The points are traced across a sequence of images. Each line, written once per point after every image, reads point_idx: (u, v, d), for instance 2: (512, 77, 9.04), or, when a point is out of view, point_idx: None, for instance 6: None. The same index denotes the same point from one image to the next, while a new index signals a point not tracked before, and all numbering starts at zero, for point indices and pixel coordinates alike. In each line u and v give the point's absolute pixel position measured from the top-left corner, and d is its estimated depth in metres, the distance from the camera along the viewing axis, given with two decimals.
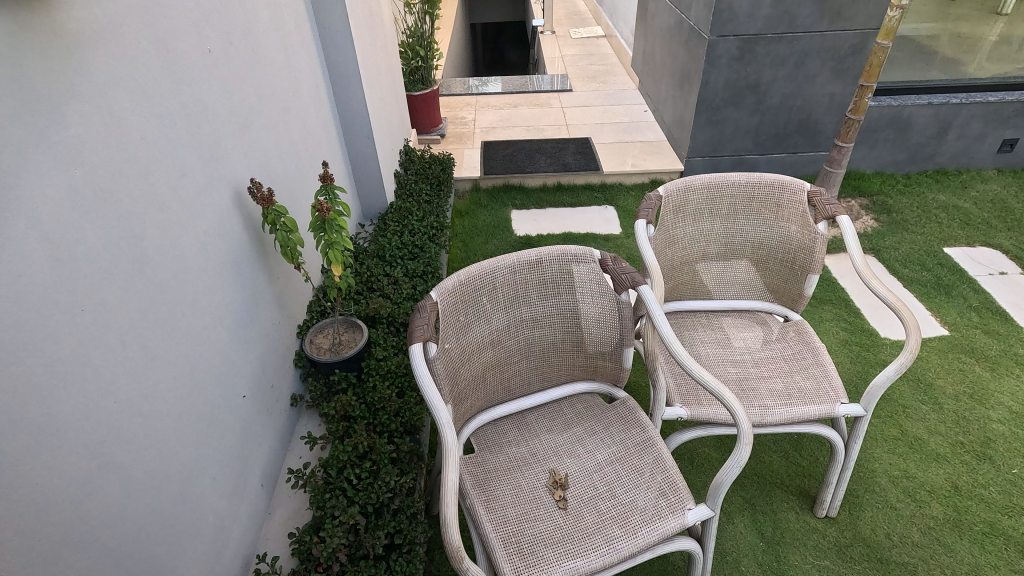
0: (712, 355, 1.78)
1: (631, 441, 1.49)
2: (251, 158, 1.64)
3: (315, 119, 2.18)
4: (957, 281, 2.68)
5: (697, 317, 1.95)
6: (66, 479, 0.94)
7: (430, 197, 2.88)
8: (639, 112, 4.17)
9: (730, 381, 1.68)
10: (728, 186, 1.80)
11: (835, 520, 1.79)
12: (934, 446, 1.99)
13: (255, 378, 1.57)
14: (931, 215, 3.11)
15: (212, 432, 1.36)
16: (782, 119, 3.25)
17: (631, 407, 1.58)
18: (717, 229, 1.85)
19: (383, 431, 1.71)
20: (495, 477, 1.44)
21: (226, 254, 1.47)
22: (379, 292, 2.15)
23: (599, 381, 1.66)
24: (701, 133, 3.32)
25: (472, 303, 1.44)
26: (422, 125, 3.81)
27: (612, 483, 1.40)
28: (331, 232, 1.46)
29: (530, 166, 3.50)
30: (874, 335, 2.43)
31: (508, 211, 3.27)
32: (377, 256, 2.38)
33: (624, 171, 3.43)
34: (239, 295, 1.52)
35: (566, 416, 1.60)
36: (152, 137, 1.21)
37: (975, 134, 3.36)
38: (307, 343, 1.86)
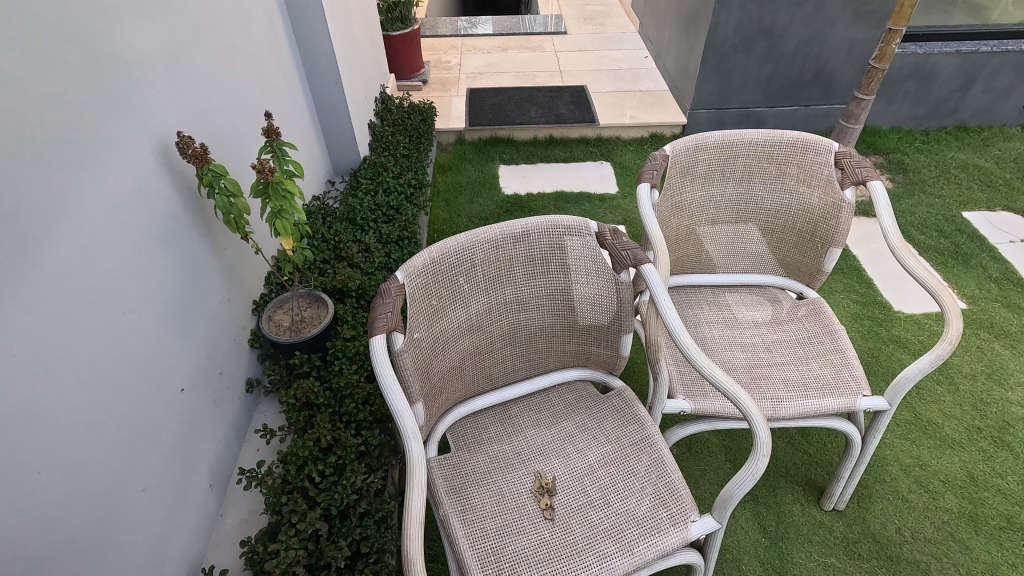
0: (718, 337, 1.60)
1: (628, 439, 1.32)
2: (185, 105, 1.36)
3: (270, 59, 1.88)
4: (976, 248, 2.49)
5: (702, 293, 1.75)
6: None
7: (409, 151, 2.60)
8: (639, 58, 3.84)
9: (738, 367, 1.50)
10: (744, 144, 1.56)
11: (842, 514, 1.66)
12: (949, 432, 1.85)
13: (200, 367, 1.36)
14: (950, 176, 2.89)
15: (144, 437, 1.16)
16: (797, 67, 2.97)
17: (628, 399, 1.40)
18: (729, 194, 1.63)
19: (350, 422, 1.53)
20: (473, 481, 1.26)
21: (154, 223, 1.22)
22: (349, 261, 1.92)
23: (592, 368, 1.48)
24: (708, 83, 3.03)
25: (446, 284, 1.23)
26: (402, 70, 3.46)
27: (606, 490, 1.24)
28: (277, 198, 1.21)
29: (519, 117, 3.21)
30: (887, 309, 2.25)
31: (495, 167, 3.00)
32: (348, 218, 2.14)
33: (622, 124, 3.15)
34: (176, 272, 1.29)
35: (555, 408, 1.42)
36: (36, 76, 0.94)
37: (1001, 87, 3.10)
38: (265, 321, 1.65)
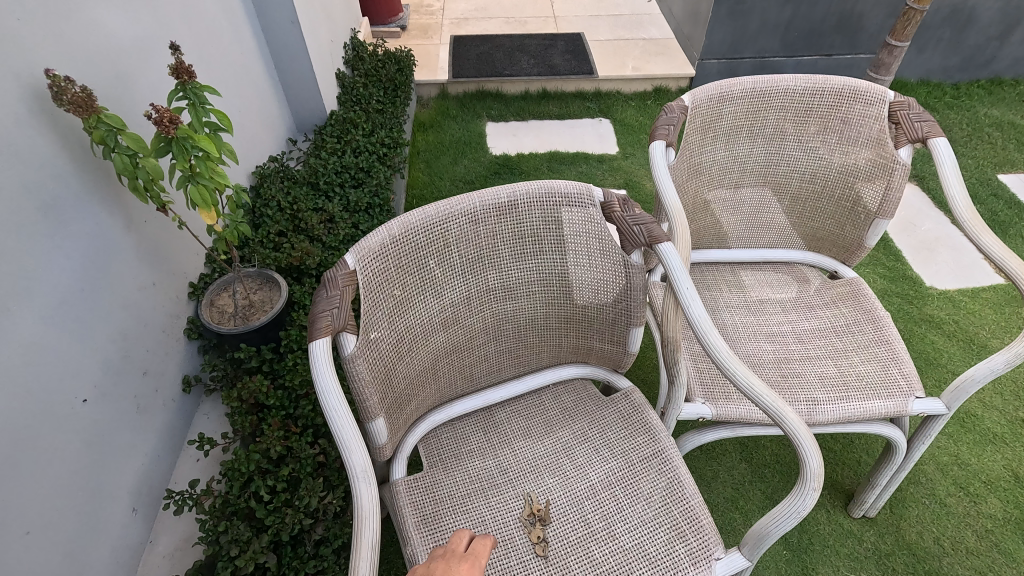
0: (741, 325, 1.36)
1: (636, 454, 1.10)
2: (74, 36, 1.06)
3: None
4: (1014, 216, 2.25)
5: (720, 271, 1.50)
6: None
7: (383, 105, 2.29)
8: (642, 3, 3.48)
9: (765, 361, 1.27)
10: (778, 94, 1.29)
11: (873, 522, 1.46)
12: (991, 425, 1.65)
13: (110, 370, 1.10)
14: (984, 134, 2.63)
15: (26, 465, 0.91)
16: (820, 10, 2.65)
17: (636, 404, 1.17)
18: (756, 155, 1.36)
19: (306, 427, 1.30)
20: (449, 507, 1.04)
21: (28, 190, 0.94)
22: (309, 233, 1.65)
23: (593, 364, 1.24)
24: (720, 29, 2.70)
25: (411, 269, 0.97)
26: (378, 14, 3.10)
27: (610, 519, 1.02)
28: (184, 157, 0.95)
29: (509, 68, 2.88)
30: (919, 284, 2.02)
31: (482, 124, 2.69)
32: (310, 183, 1.86)
33: (623, 75, 2.84)
34: (68, 252, 1.01)
35: (549, 413, 1.19)
36: None
37: None
38: (205, 308, 1.39)
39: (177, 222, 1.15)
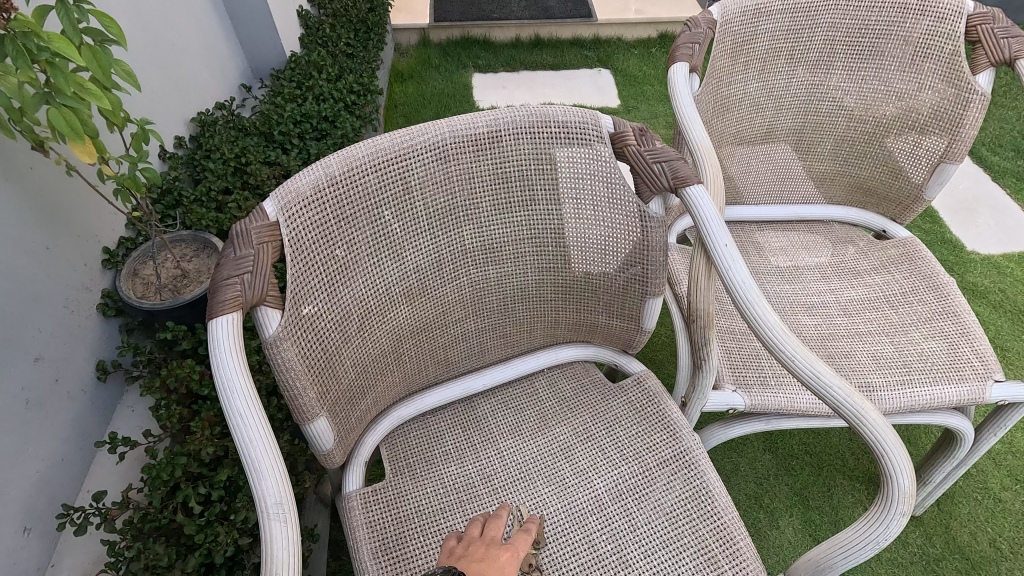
0: (775, 294, 1.13)
1: (653, 456, 0.88)
2: None
3: None
4: None
5: (746, 232, 1.26)
6: None
7: (353, 48, 2.01)
8: None
9: (806, 339, 1.04)
10: (826, 8, 1.05)
11: (919, 522, 1.26)
12: None
13: None
14: None
15: None
16: None
17: (651, 392, 0.94)
18: (797, 88, 1.13)
19: None
20: (417, 526, 0.82)
21: None
22: (259, 190, 1.40)
23: (598, 344, 1.01)
24: None
25: (358, 220, 0.73)
26: None
27: (622, 540, 0.81)
28: (25, 66, 0.69)
29: (498, 12, 2.58)
30: (959, 248, 1.80)
31: (468, 75, 2.41)
32: (264, 133, 1.59)
33: (624, 20, 2.54)
34: None
35: (543, 404, 0.96)
36: None
37: None
38: (125, 278, 1.14)
39: (63, 167, 0.90)
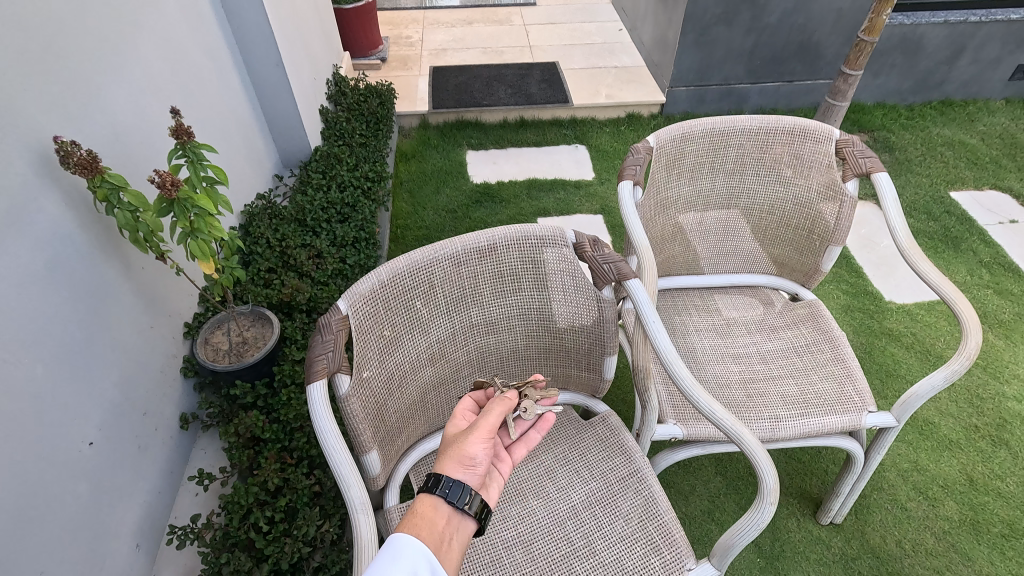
0: (709, 347, 1.45)
1: (613, 475, 1.18)
2: (76, 96, 1.10)
3: (189, 37, 1.58)
4: (966, 231, 2.39)
5: (689, 297, 1.59)
6: None
7: (366, 139, 2.38)
8: (614, 32, 3.63)
9: (732, 382, 1.36)
10: (735, 133, 1.39)
11: (840, 528, 1.56)
12: (946, 432, 1.76)
13: (110, 415, 1.14)
14: (936, 153, 2.79)
15: (26, 515, 0.94)
16: (781, 39, 2.80)
17: (613, 427, 1.25)
18: (719, 188, 1.47)
19: (302, 458, 1.35)
20: None
21: (25, 249, 0.97)
22: (297, 269, 1.71)
23: (572, 391, 1.32)
24: (687, 57, 2.84)
25: (398, 309, 1.04)
26: (358, 47, 3.19)
27: (591, 536, 1.09)
28: (186, 215, 1.02)
29: (487, 98, 2.98)
30: (879, 299, 2.14)
31: (462, 153, 2.78)
32: (297, 219, 1.92)
33: (597, 103, 2.96)
34: (66, 305, 1.05)
35: (534, 438, 1.26)
36: None
37: (989, 59, 3.02)
38: (200, 346, 1.43)
39: (174, 269, 1.23)
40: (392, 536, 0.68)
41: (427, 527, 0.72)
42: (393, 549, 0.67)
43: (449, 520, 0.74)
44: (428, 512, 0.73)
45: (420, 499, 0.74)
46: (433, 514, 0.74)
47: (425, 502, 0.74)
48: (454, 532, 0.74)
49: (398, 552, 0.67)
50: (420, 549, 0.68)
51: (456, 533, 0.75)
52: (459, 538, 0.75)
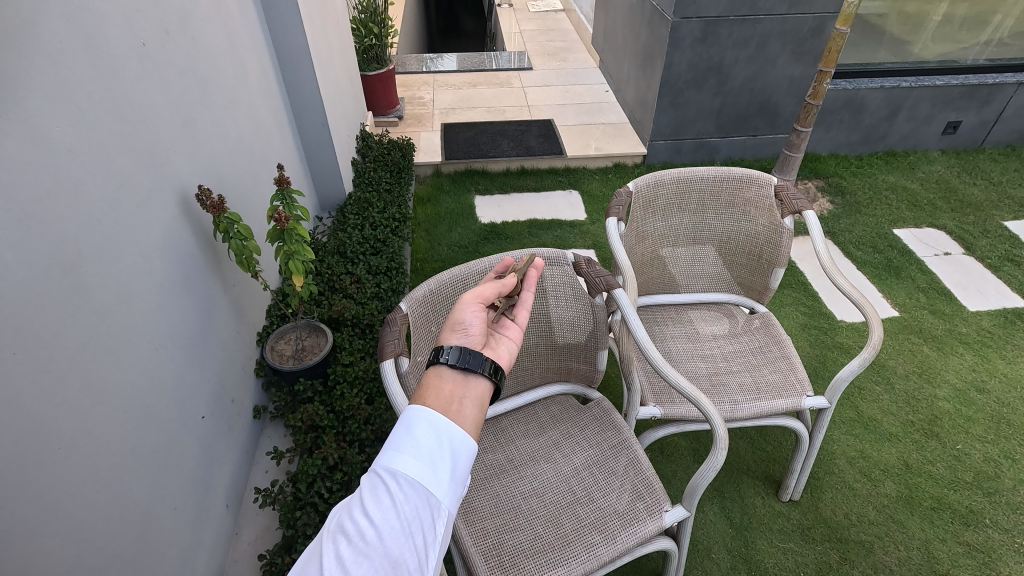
0: (682, 350, 1.80)
1: (606, 443, 1.50)
2: (201, 155, 1.48)
3: (263, 106, 1.98)
4: (906, 261, 2.79)
5: (667, 311, 1.95)
6: (23, 541, 0.84)
7: (391, 186, 2.78)
8: (601, 92, 4.13)
9: (700, 376, 1.70)
10: (696, 181, 1.78)
11: (797, 504, 1.86)
12: (887, 426, 2.08)
13: (214, 397, 1.46)
14: (881, 197, 3.23)
15: (172, 463, 1.24)
16: (744, 100, 3.27)
17: (605, 408, 1.58)
18: (686, 224, 1.85)
19: (354, 440, 1.64)
20: (473, 486, 1.41)
21: (175, 265, 1.31)
22: (342, 292, 2.07)
23: (573, 382, 1.65)
24: (664, 116, 3.30)
25: (442, 311, 1.39)
26: (378, 107, 3.65)
27: (590, 488, 1.40)
28: (292, 241, 1.44)
29: (492, 150, 3.42)
30: (831, 318, 2.51)
31: (471, 197, 3.18)
32: (338, 252, 2.28)
33: (587, 155, 3.40)
34: (194, 309, 1.39)
35: (542, 419, 1.58)
36: (82, 147, 1.03)
37: (922, 116, 3.54)
38: (269, 351, 1.77)
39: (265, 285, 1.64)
40: (404, 410, 0.74)
41: (437, 396, 0.78)
42: (407, 421, 0.72)
43: (456, 386, 0.80)
44: (435, 382, 0.80)
45: (428, 372, 0.82)
46: (441, 384, 0.80)
47: (432, 377, 0.81)
48: (465, 397, 0.79)
49: (412, 420, 0.72)
50: (433, 418, 0.73)
51: (468, 394, 0.80)
52: (473, 403, 0.79)
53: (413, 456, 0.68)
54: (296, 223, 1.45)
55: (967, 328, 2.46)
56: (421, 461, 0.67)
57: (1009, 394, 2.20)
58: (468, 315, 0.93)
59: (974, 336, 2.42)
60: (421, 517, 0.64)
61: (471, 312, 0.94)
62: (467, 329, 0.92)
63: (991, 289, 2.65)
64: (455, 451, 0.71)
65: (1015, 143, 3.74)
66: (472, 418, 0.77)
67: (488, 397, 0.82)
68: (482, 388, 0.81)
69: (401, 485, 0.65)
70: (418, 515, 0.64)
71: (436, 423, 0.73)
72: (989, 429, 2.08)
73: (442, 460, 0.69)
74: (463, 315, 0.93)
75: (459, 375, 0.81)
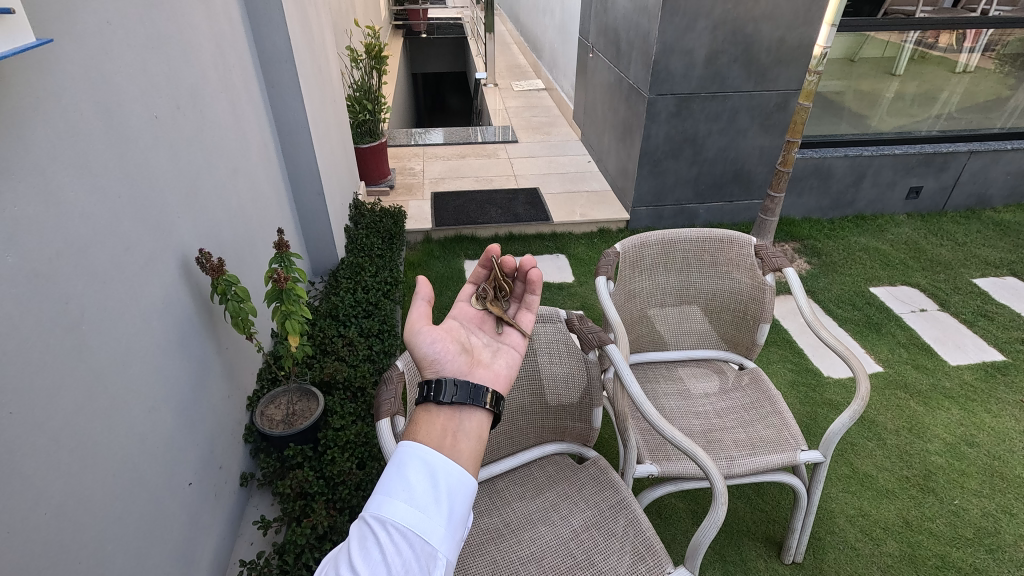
0: (675, 407, 1.81)
1: (605, 504, 1.47)
2: (202, 220, 1.52)
3: (263, 175, 2.06)
4: (885, 318, 2.88)
5: (658, 369, 1.97)
6: None
7: (383, 251, 2.84)
8: (584, 162, 4.35)
9: (695, 433, 1.71)
10: (680, 242, 1.86)
11: (801, 566, 1.81)
12: (883, 482, 2.07)
13: (202, 463, 1.42)
14: (856, 257, 3.37)
15: (157, 532, 1.19)
16: (719, 169, 3.46)
17: (602, 467, 1.57)
18: (672, 282, 1.91)
19: (344, 508, 1.59)
20: (469, 553, 1.36)
21: (172, 327, 1.32)
22: (334, 355, 2.07)
23: (568, 441, 1.64)
24: (645, 183, 3.46)
25: None
26: (371, 177, 3.79)
27: (590, 551, 1.37)
28: (289, 301, 1.48)
29: (481, 217, 3.53)
30: (818, 374, 2.54)
31: (461, 262, 3.24)
32: (330, 315, 2.29)
33: (573, 221, 3.53)
34: (188, 371, 1.39)
35: (538, 480, 1.55)
36: (92, 212, 1.07)
37: (886, 182, 3.76)
38: (258, 416, 1.74)
39: (259, 347, 1.64)
40: (396, 450, 0.73)
41: (428, 432, 0.78)
42: (399, 461, 0.71)
43: (449, 419, 0.80)
44: (426, 418, 0.80)
45: (418, 410, 0.81)
46: (433, 419, 0.80)
47: (422, 413, 0.81)
48: (459, 429, 0.79)
49: (403, 461, 0.71)
50: (425, 456, 0.73)
51: (463, 426, 0.80)
52: (469, 435, 0.80)
53: (406, 502, 0.67)
54: (294, 283, 1.49)
55: (951, 382, 2.50)
56: (413, 508, 0.67)
57: (999, 447, 2.21)
58: (427, 344, 0.92)
59: (958, 390, 2.47)
60: (415, 570, 0.63)
61: (430, 340, 0.92)
62: (437, 360, 0.91)
63: (969, 343, 2.73)
64: (451, 491, 0.70)
65: (973, 207, 3.98)
66: (468, 451, 0.78)
67: (485, 426, 0.82)
68: (481, 418, 0.82)
69: (391, 536, 0.64)
70: (410, 568, 0.63)
71: (429, 462, 0.72)
72: (983, 483, 2.08)
73: (436, 504, 0.68)
74: (424, 348, 0.92)
75: (452, 409, 0.81)
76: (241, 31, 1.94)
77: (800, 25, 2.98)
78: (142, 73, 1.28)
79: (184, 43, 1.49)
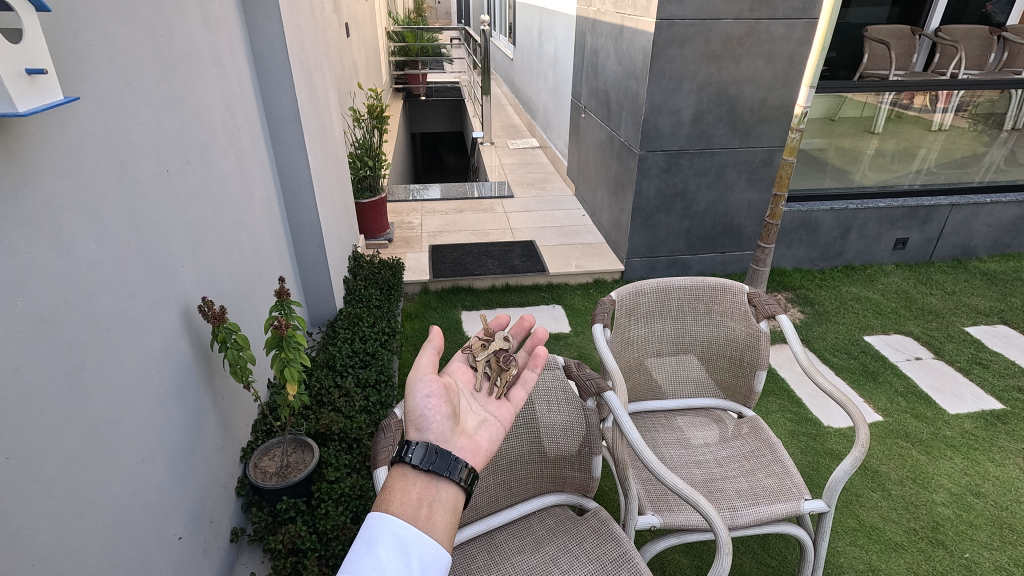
0: (676, 456, 1.79)
1: (607, 557, 1.43)
2: (204, 270, 1.55)
3: (265, 227, 2.11)
4: (880, 366, 2.89)
5: (657, 418, 1.96)
6: None
7: (380, 302, 2.87)
8: (578, 216, 4.46)
9: (697, 483, 1.68)
10: (674, 289, 1.90)
11: None
12: (891, 534, 2.02)
13: (193, 516, 1.39)
14: (848, 306, 3.42)
15: None
16: (709, 222, 3.56)
17: (603, 518, 1.53)
18: (668, 330, 1.92)
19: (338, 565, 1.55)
20: None
21: (170, 376, 1.32)
22: (331, 406, 2.05)
23: (567, 492, 1.61)
24: (638, 236, 3.55)
25: None
26: (369, 231, 3.87)
27: None
28: (288, 348, 1.48)
29: (478, 269, 3.57)
30: (818, 424, 2.52)
31: (458, 313, 3.26)
32: (327, 365, 2.28)
33: (569, 272, 3.58)
34: (183, 420, 1.38)
35: (537, 532, 1.51)
36: (101, 261, 1.10)
37: (872, 234, 3.87)
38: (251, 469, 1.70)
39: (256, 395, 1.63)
40: (364, 525, 0.72)
41: (403, 504, 0.78)
42: (369, 537, 0.70)
43: (425, 488, 0.80)
44: (400, 487, 0.80)
45: (392, 476, 0.81)
46: (408, 488, 0.80)
47: (396, 482, 0.81)
48: (435, 501, 0.79)
49: (373, 537, 0.70)
50: (397, 532, 0.71)
51: (439, 496, 0.80)
52: (444, 506, 0.80)
53: None
54: (295, 330, 1.50)
55: (952, 431, 2.48)
56: None
57: (1005, 497, 2.18)
58: (421, 394, 0.95)
59: (959, 439, 2.44)
60: None
61: (424, 388, 0.95)
62: (425, 413, 0.94)
63: (966, 392, 2.73)
64: (423, 569, 0.69)
65: (959, 257, 4.07)
66: (443, 524, 0.77)
67: (459, 499, 0.82)
68: (453, 491, 0.82)
69: None
70: None
71: (402, 538, 0.71)
72: (993, 535, 2.03)
73: None
74: (416, 396, 0.95)
75: (428, 476, 0.82)
76: (251, 92, 2.04)
77: (780, 87, 3.15)
78: (155, 131, 1.34)
79: (195, 104, 1.57)
